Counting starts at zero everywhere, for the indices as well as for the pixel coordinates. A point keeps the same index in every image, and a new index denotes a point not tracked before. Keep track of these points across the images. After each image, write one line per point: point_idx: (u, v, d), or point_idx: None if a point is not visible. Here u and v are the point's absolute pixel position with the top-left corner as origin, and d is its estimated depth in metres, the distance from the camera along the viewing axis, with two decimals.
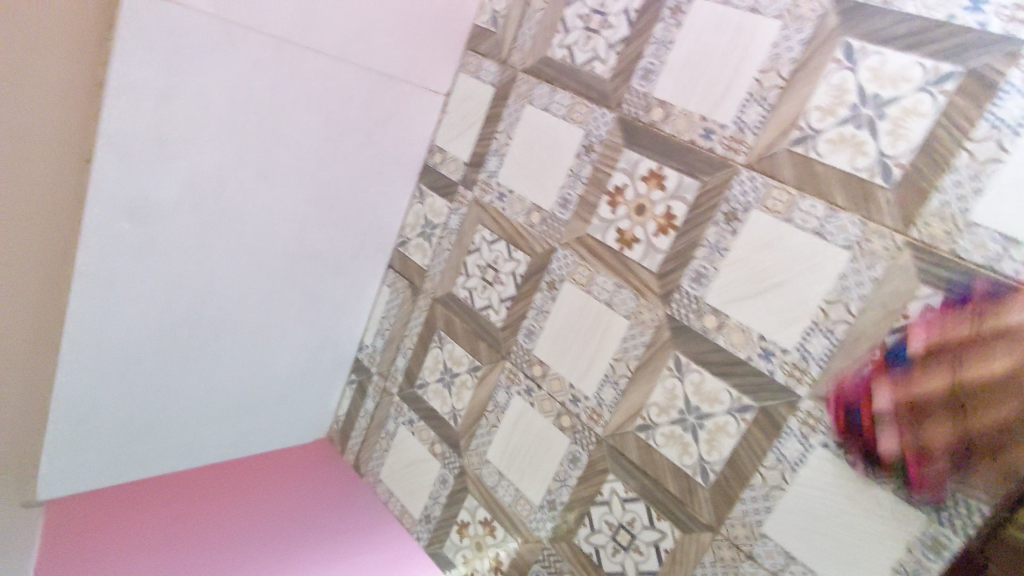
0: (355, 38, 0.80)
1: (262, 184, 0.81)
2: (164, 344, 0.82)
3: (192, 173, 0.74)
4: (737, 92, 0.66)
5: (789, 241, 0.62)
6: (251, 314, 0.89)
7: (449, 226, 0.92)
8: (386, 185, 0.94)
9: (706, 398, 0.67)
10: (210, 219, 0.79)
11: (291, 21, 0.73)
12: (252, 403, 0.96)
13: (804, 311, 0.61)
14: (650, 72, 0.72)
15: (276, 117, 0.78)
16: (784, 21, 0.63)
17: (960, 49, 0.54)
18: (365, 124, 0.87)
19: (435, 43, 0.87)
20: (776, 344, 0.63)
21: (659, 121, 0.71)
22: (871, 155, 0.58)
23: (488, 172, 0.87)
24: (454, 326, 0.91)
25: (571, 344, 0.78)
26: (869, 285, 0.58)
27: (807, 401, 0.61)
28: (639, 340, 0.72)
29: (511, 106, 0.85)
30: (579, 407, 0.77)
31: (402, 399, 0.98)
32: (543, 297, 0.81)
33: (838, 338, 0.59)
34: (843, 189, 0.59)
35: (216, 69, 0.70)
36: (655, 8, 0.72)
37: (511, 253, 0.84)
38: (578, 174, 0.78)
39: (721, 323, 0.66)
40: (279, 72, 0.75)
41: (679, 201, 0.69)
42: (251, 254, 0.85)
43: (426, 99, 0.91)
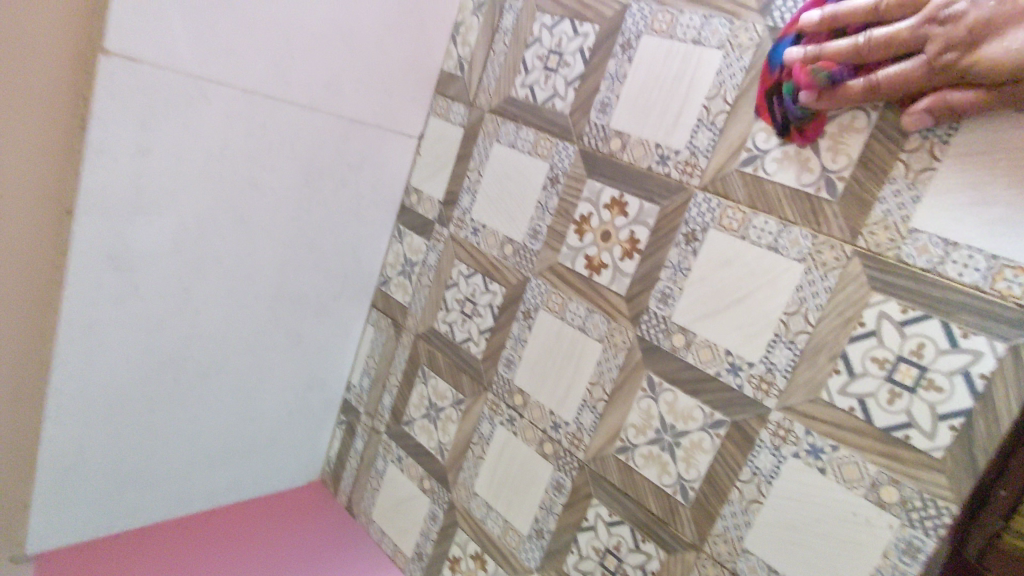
0: (326, 87, 0.83)
1: (242, 230, 0.84)
2: (151, 391, 0.84)
3: (172, 222, 0.77)
4: (688, 118, 0.69)
5: (747, 257, 0.64)
6: (237, 358, 0.91)
7: (428, 262, 0.94)
8: (365, 226, 0.97)
9: (681, 415, 0.68)
10: (191, 267, 0.81)
11: (262, 75, 0.77)
12: (242, 447, 0.97)
13: (765, 324, 0.63)
14: (606, 105, 0.75)
15: (253, 165, 0.81)
16: (726, 50, 0.66)
17: None
18: (341, 168, 0.90)
19: (404, 88, 0.91)
20: (743, 359, 0.64)
21: (617, 150, 0.74)
22: (816, 171, 0.60)
23: (462, 209, 0.90)
24: (437, 361, 0.92)
25: (549, 371, 0.79)
26: (824, 295, 0.59)
27: (776, 413, 0.62)
28: (614, 363, 0.73)
29: (480, 145, 0.88)
30: (560, 433, 0.78)
31: (391, 437, 0.99)
32: (520, 327, 0.83)
33: (800, 348, 0.61)
34: (792, 205, 0.61)
35: (191, 122, 0.73)
36: (607, 45, 0.75)
37: (487, 285, 0.86)
38: (546, 205, 0.80)
39: (688, 341, 0.68)
40: (253, 122, 0.79)
41: (642, 225, 0.72)
42: (235, 299, 0.87)
43: (399, 142, 0.94)
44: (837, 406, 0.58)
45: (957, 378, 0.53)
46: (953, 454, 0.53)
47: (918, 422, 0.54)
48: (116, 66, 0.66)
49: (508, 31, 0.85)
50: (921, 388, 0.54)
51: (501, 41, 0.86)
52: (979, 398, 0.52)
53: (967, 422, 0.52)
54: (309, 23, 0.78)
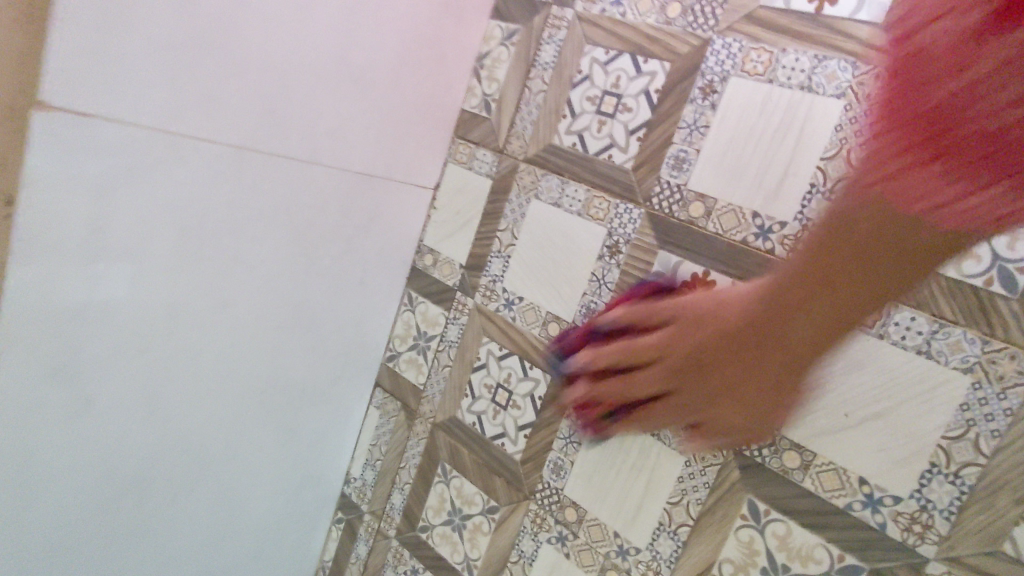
0: (331, 136, 0.68)
1: (225, 314, 0.67)
2: (112, 516, 0.67)
3: (138, 313, 0.60)
4: (796, 183, 0.55)
5: (885, 362, 0.51)
6: (218, 462, 0.74)
7: (447, 338, 0.79)
8: (370, 295, 0.81)
9: (797, 554, 0.54)
10: (161, 365, 0.64)
11: (252, 125, 0.61)
12: (224, 566, 0.80)
13: (916, 449, 0.49)
14: (682, 161, 0.61)
15: (238, 235, 0.65)
16: (848, 99, 0.53)
17: None
18: (344, 231, 0.74)
19: (420, 133, 0.76)
20: (884, 490, 0.51)
21: (700, 217, 0.60)
22: (984, 259, 0.47)
23: (490, 277, 0.75)
24: (462, 459, 0.77)
25: (611, 483, 0.65)
26: (1002, 419, 0.46)
27: (936, 564, 0.49)
28: (701, 481, 0.59)
29: (513, 200, 0.73)
30: (629, 562, 0.63)
31: (402, 544, 0.82)
32: (570, 425, 0.68)
33: (969, 485, 0.47)
34: (951, 299, 0.49)
35: (162, 190, 0.57)
36: (682, 88, 0.62)
37: (527, 372, 0.71)
38: (603, 279, 0.66)
39: (806, 462, 0.54)
40: (240, 184, 0.62)
41: None
42: (215, 395, 0.70)
43: (412, 195, 0.79)
44: None
45: None
46: None
47: None
48: (60, 124, 0.49)
49: (547, 66, 0.71)
50: None
51: (539, 77, 0.72)
52: None
53: None
54: (311, 59, 0.63)
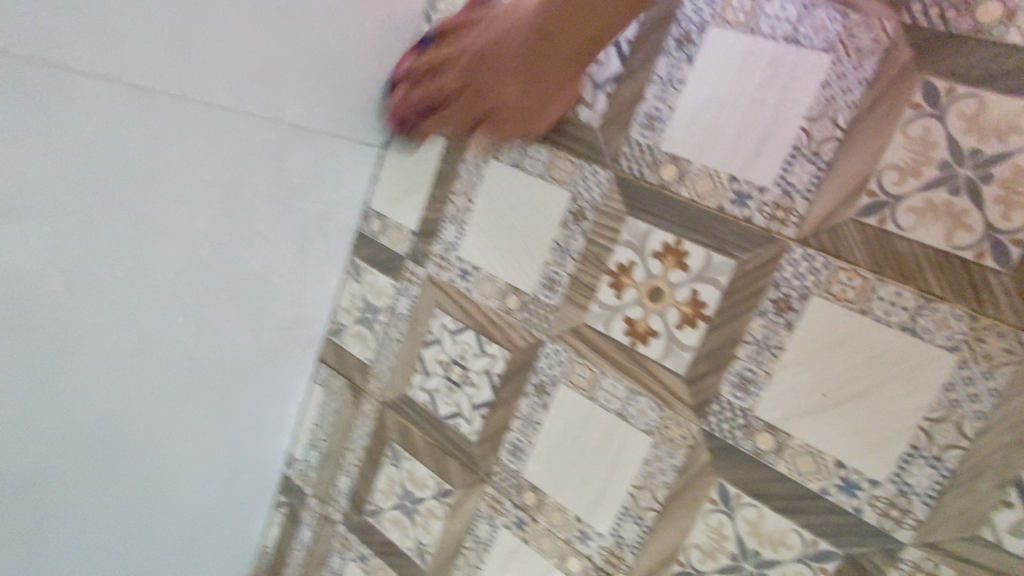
0: (259, 84, 0.61)
1: (138, 279, 0.60)
2: (13, 506, 0.59)
3: (32, 278, 0.53)
4: (779, 144, 0.51)
5: (867, 338, 0.48)
6: (138, 447, 0.67)
7: (397, 310, 0.72)
8: (310, 263, 0.74)
9: (769, 541, 0.51)
10: (64, 336, 0.57)
11: (161, 64, 0.54)
12: (151, 558, 0.73)
13: (896, 432, 0.47)
14: (654, 119, 0.56)
15: (150, 191, 0.58)
16: (837, 54, 0.49)
17: None
18: (277, 192, 0.67)
19: (363, 83, 0.69)
20: (862, 474, 0.48)
21: (672, 182, 0.55)
22: (978, 229, 0.44)
23: (444, 244, 0.69)
24: (413, 439, 0.71)
25: (573, 465, 0.61)
26: (987, 400, 0.44)
27: (912, 550, 0.46)
28: (668, 464, 0.56)
29: (468, 160, 0.67)
30: (591, 548, 0.60)
31: (349, 529, 0.77)
32: (529, 405, 0.63)
33: (950, 469, 0.45)
34: (940, 272, 0.45)
35: (50, 138, 0.50)
36: (655, 38, 0.56)
37: (483, 348, 0.66)
38: (567, 248, 0.61)
39: (779, 444, 0.51)
40: (148, 130, 0.55)
41: (709, 283, 0.54)
42: (132, 371, 0.63)
43: (357, 153, 0.72)
44: (1009, 549, 0.43)
45: None
46: None
47: None
48: None
49: None
50: None
51: None
52: None
53: None
54: None
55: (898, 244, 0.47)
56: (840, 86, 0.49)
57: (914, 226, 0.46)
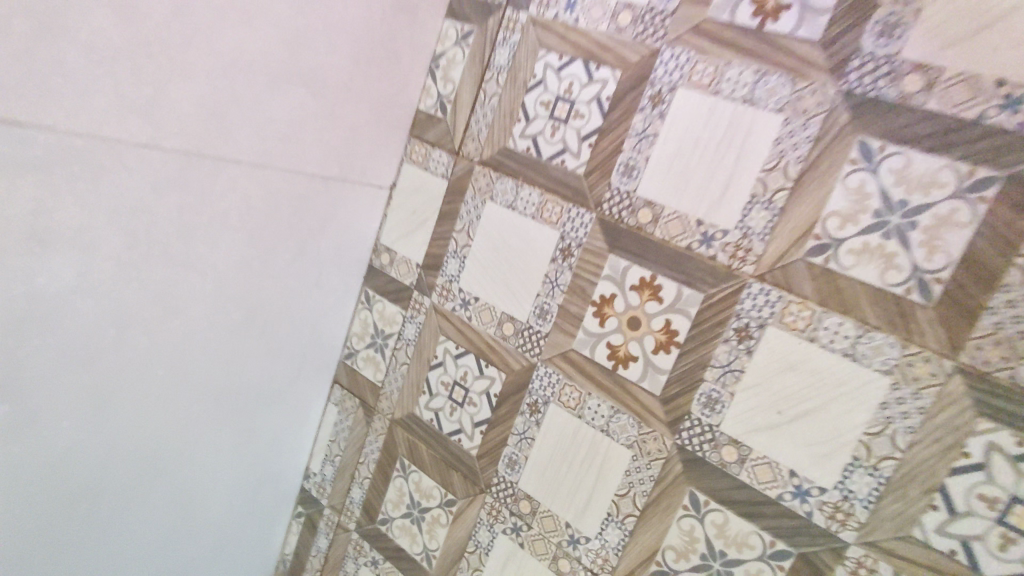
0: (282, 141, 0.68)
1: (175, 317, 0.67)
2: (64, 523, 0.66)
3: (87, 322, 0.60)
4: (739, 192, 0.58)
5: (814, 364, 0.55)
6: (173, 465, 0.74)
7: (405, 336, 0.80)
8: (326, 294, 0.81)
9: (733, 541, 0.58)
10: (111, 371, 0.64)
11: (198, 129, 0.60)
12: (183, 566, 0.80)
13: (840, 445, 0.54)
14: (631, 168, 0.63)
15: (190, 239, 0.64)
16: (787, 114, 0.55)
17: (996, 153, 0.47)
18: (297, 234, 0.74)
19: (374, 132, 0.76)
20: (812, 482, 0.55)
21: (647, 224, 0.62)
22: (905, 269, 0.51)
23: (447, 276, 0.76)
24: (420, 454, 0.78)
25: (563, 476, 0.68)
26: (915, 417, 0.51)
27: (855, 547, 0.53)
28: (646, 474, 0.63)
29: (468, 202, 0.74)
30: (580, 550, 0.67)
31: (362, 537, 0.84)
32: (524, 422, 0.70)
33: (885, 477, 0.52)
34: (874, 306, 0.52)
35: (104, 201, 0.56)
36: (632, 96, 0.63)
37: (483, 371, 0.73)
38: (556, 281, 0.68)
39: (742, 456, 0.58)
40: (189, 188, 0.62)
41: (680, 314, 0.61)
42: (168, 398, 0.70)
43: (368, 194, 0.79)
44: (936, 547, 0.50)
45: None
46: None
47: None
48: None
49: (501, 70, 0.72)
50: None
51: (493, 79, 0.72)
52: None
53: None
54: (260, 63, 0.62)
55: (841, 281, 0.53)
56: (790, 143, 0.55)
57: (853, 266, 0.53)
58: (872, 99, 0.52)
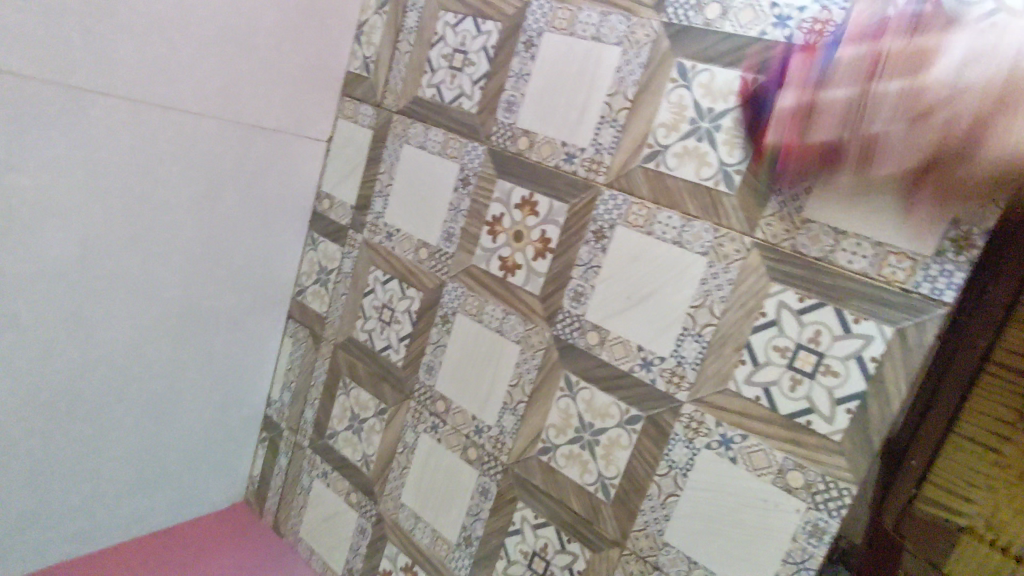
0: (219, 93, 0.80)
1: (136, 246, 0.79)
2: (47, 420, 0.78)
3: (56, 243, 0.72)
4: (591, 115, 0.68)
5: (652, 253, 0.64)
6: (143, 380, 0.86)
7: (343, 269, 0.91)
8: (274, 236, 0.93)
9: (598, 413, 0.68)
10: (82, 288, 0.76)
11: (145, 81, 0.72)
12: (157, 474, 0.92)
13: (673, 319, 0.63)
14: (512, 104, 0.74)
15: (144, 178, 0.77)
16: (624, 46, 0.66)
17: (775, 62, 0.57)
18: (241, 178, 0.86)
19: (308, 90, 0.89)
20: (654, 354, 0.64)
21: (525, 149, 0.73)
22: (714, 165, 0.61)
23: (375, 214, 0.88)
24: (357, 371, 0.90)
25: (469, 375, 0.78)
26: (726, 288, 0.60)
27: (687, 405, 0.62)
28: (532, 364, 0.73)
29: (389, 147, 0.86)
30: (484, 438, 0.77)
31: (314, 451, 0.96)
32: (438, 332, 0.81)
33: (707, 340, 0.61)
34: (693, 198, 0.62)
35: (66, 137, 0.69)
36: (509, 43, 0.74)
37: (404, 292, 0.84)
38: (458, 208, 0.79)
39: (602, 338, 0.68)
40: (140, 132, 0.74)
41: (552, 224, 0.71)
42: (134, 320, 0.82)
43: (307, 147, 0.92)
44: (744, 395, 0.59)
45: (851, 362, 0.54)
46: (851, 437, 0.54)
47: (817, 407, 0.56)
48: None
49: (410, 31, 0.83)
50: (818, 375, 0.56)
51: (404, 40, 0.84)
52: (872, 381, 0.53)
53: (862, 405, 0.54)
54: (194, 25, 0.74)
55: (669, 181, 0.63)
56: (628, 69, 0.66)
57: (678, 167, 0.63)
58: (686, 27, 0.62)
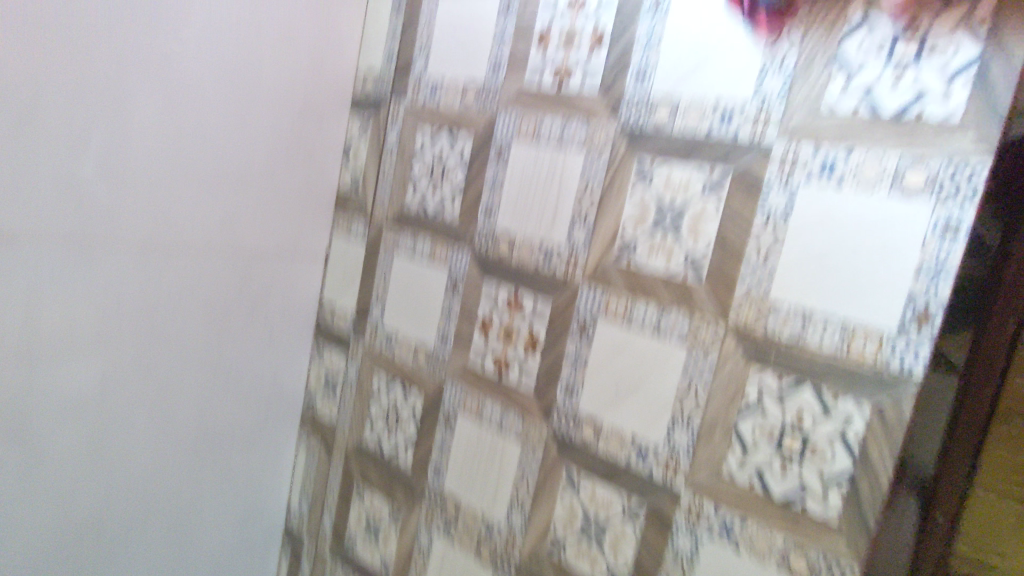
0: (220, 227, 0.85)
1: (149, 377, 0.83)
2: (72, 556, 0.80)
3: (73, 385, 0.76)
4: (563, 216, 0.72)
5: (634, 344, 0.66)
6: (164, 505, 0.88)
7: (349, 376, 0.94)
8: (282, 349, 0.97)
9: (602, 506, 0.69)
10: (99, 424, 0.79)
11: (149, 227, 0.78)
12: None
13: (661, 408, 0.64)
14: (490, 210, 0.78)
15: (154, 314, 0.81)
16: (586, 150, 0.70)
17: (724, 157, 0.60)
18: (247, 299, 0.90)
19: (303, 211, 0.94)
20: (648, 443, 0.65)
21: (506, 251, 0.77)
22: (682, 257, 0.63)
23: (374, 321, 0.91)
24: (370, 475, 0.91)
25: (475, 474, 0.80)
26: (708, 374, 0.61)
27: (686, 493, 0.62)
28: (533, 460, 0.74)
29: (383, 257, 0.90)
30: (495, 536, 0.78)
31: (334, 558, 0.96)
32: (442, 432, 0.83)
33: (696, 427, 0.62)
34: (666, 289, 0.64)
35: (78, 287, 0.74)
36: (482, 154, 0.79)
37: (407, 394, 0.87)
38: (449, 310, 0.82)
39: (597, 431, 0.69)
40: (148, 274, 0.79)
41: (538, 321, 0.74)
42: (152, 448, 0.85)
43: (307, 262, 0.97)
44: (739, 480, 0.60)
45: (836, 442, 0.55)
46: (846, 517, 0.54)
47: (810, 488, 0.56)
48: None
49: (392, 148, 0.89)
50: (807, 457, 0.56)
51: (387, 157, 0.90)
52: (859, 461, 0.53)
53: (852, 484, 0.54)
54: (192, 170, 0.80)
55: (642, 274, 0.66)
56: (593, 171, 0.69)
57: (648, 260, 0.65)
58: (640, 130, 0.66)
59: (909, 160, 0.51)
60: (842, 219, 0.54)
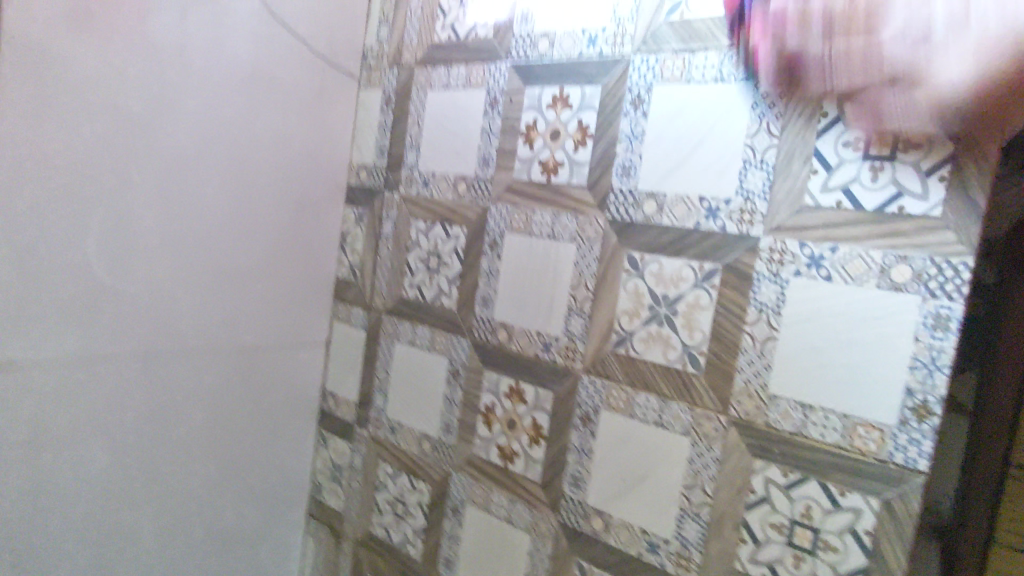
0: (223, 328, 0.86)
1: (156, 485, 0.82)
2: None
3: (79, 502, 0.75)
4: (560, 306, 0.73)
5: (638, 435, 0.66)
6: None
7: (354, 465, 0.94)
8: (288, 441, 0.97)
9: None
10: (106, 539, 0.78)
11: (152, 336, 0.78)
12: None
13: (669, 500, 0.64)
14: (487, 300, 0.79)
15: (159, 421, 0.81)
16: (578, 242, 0.71)
17: (714, 250, 0.61)
18: (251, 395, 0.90)
19: (303, 302, 0.95)
20: (658, 536, 0.64)
21: (505, 341, 0.77)
22: (679, 347, 0.63)
23: (377, 409, 0.91)
24: (380, 567, 0.90)
25: (486, 567, 0.78)
26: (714, 466, 0.61)
27: None
28: (544, 552, 0.73)
29: (384, 345, 0.91)
30: None
31: None
32: (451, 524, 0.82)
33: (706, 521, 0.61)
34: (666, 380, 0.64)
35: (83, 404, 0.74)
36: (476, 245, 0.80)
37: (414, 484, 0.86)
38: (452, 399, 0.82)
39: (606, 523, 0.68)
40: (152, 382, 0.79)
41: (541, 411, 0.74)
42: (159, 557, 0.84)
43: (309, 352, 0.97)
44: None
45: (847, 536, 0.54)
46: None
47: None
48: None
49: (388, 238, 0.91)
50: (819, 552, 0.55)
51: (384, 246, 0.91)
52: (872, 555, 0.53)
53: None
54: (193, 275, 0.81)
55: (641, 365, 0.66)
56: (586, 262, 0.70)
57: (646, 351, 0.66)
58: (629, 223, 0.67)
59: (895, 256, 0.52)
60: (835, 311, 0.55)
